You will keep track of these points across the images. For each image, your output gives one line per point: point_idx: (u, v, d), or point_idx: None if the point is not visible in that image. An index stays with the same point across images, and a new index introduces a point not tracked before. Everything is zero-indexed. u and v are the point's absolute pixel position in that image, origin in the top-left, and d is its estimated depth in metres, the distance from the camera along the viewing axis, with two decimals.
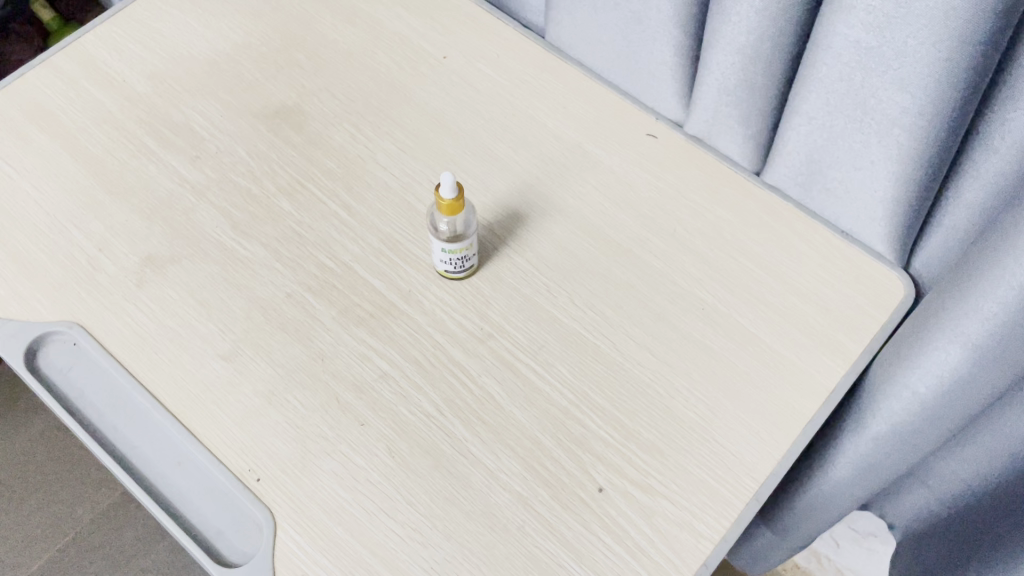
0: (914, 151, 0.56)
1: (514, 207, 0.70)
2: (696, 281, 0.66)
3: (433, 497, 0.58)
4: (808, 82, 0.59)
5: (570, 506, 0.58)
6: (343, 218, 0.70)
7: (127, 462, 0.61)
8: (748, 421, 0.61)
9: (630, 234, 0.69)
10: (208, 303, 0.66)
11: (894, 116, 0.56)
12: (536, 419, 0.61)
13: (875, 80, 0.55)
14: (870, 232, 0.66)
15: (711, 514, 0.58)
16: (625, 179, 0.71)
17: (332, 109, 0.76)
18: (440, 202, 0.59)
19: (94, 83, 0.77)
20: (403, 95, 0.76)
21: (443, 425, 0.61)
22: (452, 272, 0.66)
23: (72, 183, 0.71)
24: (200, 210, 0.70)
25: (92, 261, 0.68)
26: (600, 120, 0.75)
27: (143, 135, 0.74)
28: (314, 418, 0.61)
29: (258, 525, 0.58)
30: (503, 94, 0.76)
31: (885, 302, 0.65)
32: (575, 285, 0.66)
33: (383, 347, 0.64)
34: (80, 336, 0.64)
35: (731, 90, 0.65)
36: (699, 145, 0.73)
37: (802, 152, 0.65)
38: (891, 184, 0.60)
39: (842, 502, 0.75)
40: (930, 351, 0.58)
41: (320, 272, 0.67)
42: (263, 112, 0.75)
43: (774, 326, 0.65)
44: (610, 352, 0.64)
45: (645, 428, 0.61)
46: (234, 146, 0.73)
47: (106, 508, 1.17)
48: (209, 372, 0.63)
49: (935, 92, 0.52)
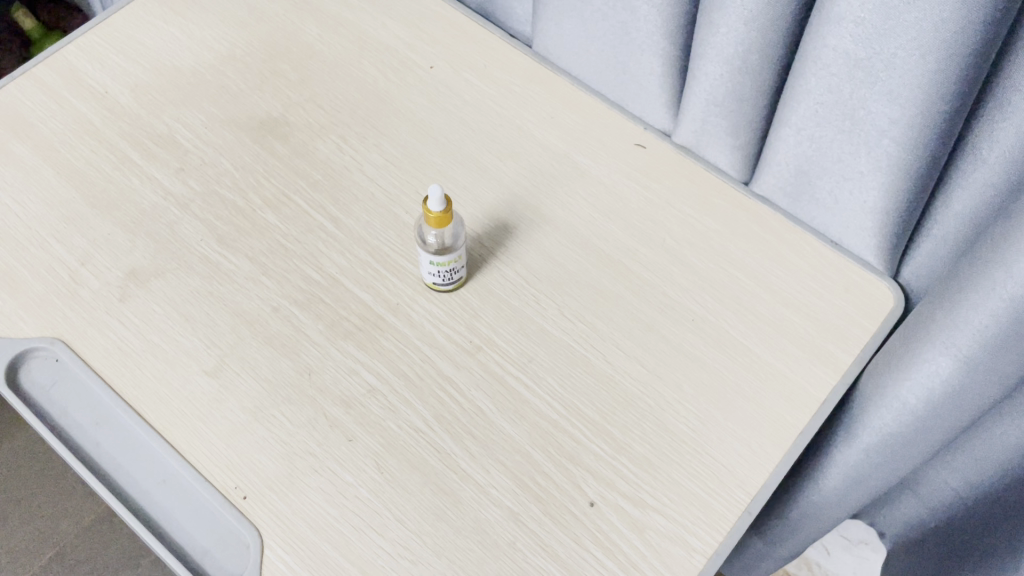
0: (904, 162, 0.56)
1: (502, 218, 0.70)
2: (686, 292, 0.66)
3: (423, 513, 0.58)
4: (799, 93, 0.58)
5: (562, 521, 0.58)
6: (329, 230, 0.69)
7: (112, 481, 0.60)
8: (740, 433, 0.61)
9: (619, 244, 0.68)
10: (192, 318, 0.65)
11: (883, 127, 0.55)
12: (526, 433, 0.61)
13: (864, 92, 0.55)
14: (860, 242, 0.66)
15: (704, 528, 0.57)
16: (614, 189, 0.71)
17: (318, 120, 0.75)
18: (429, 212, 0.59)
19: (76, 94, 0.76)
20: (390, 105, 0.76)
21: (432, 440, 0.60)
22: (441, 284, 0.65)
23: (55, 197, 0.70)
24: (184, 224, 0.69)
25: (74, 276, 0.67)
26: (589, 129, 0.74)
27: (126, 146, 0.73)
28: (301, 434, 0.60)
29: (244, 543, 0.57)
30: (490, 104, 0.76)
31: (875, 312, 0.65)
32: (565, 295, 0.66)
33: (371, 360, 0.63)
34: (62, 352, 0.63)
35: (720, 101, 0.65)
36: (687, 155, 0.72)
37: (791, 162, 0.64)
38: (879, 193, 0.60)
39: (833, 512, 0.75)
40: (920, 362, 0.57)
41: (307, 285, 0.66)
42: (248, 123, 0.75)
43: (765, 337, 0.64)
44: (600, 364, 0.63)
45: (636, 441, 0.60)
46: (219, 158, 0.73)
47: (92, 521, 1.16)
48: (194, 388, 0.62)
49: (924, 103, 0.52)
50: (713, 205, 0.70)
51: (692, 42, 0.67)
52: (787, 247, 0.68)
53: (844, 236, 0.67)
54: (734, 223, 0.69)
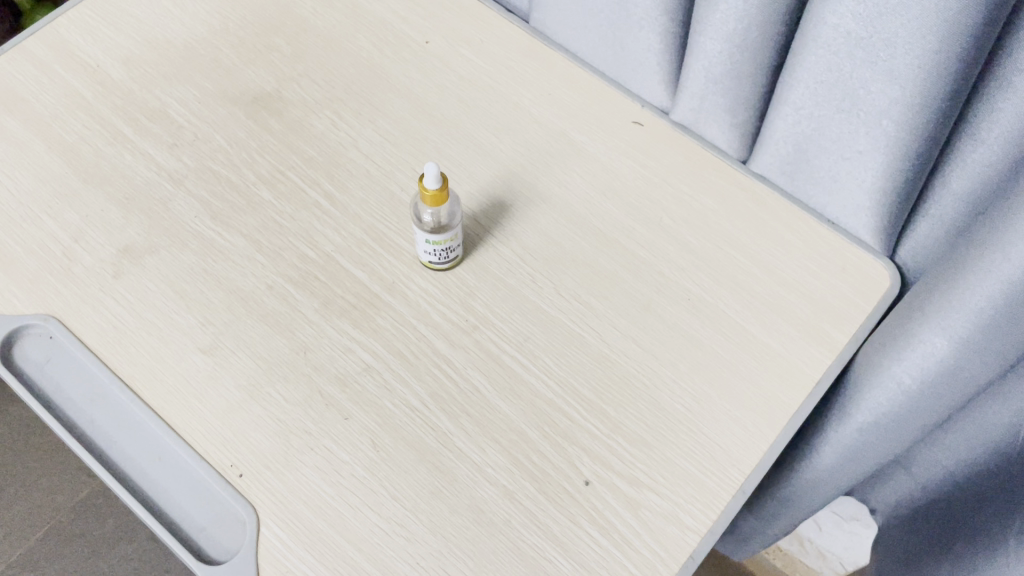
0: (903, 142, 0.56)
1: (498, 195, 0.69)
2: (682, 271, 0.66)
3: (418, 492, 0.58)
4: (801, 73, 0.58)
5: (557, 499, 0.58)
6: (324, 207, 0.68)
7: (107, 458, 0.60)
8: (734, 412, 0.61)
9: (616, 223, 0.68)
10: (187, 295, 0.64)
11: (883, 110, 0.55)
12: (522, 412, 0.61)
13: (864, 71, 0.54)
14: (859, 222, 0.66)
15: (698, 506, 0.58)
16: (611, 167, 0.71)
17: (313, 96, 0.74)
18: (423, 189, 0.58)
19: (68, 68, 0.75)
20: (385, 80, 0.75)
21: (428, 419, 0.60)
22: (436, 263, 0.65)
23: (47, 172, 0.70)
24: (178, 200, 0.68)
25: (67, 252, 0.66)
26: (586, 107, 0.74)
27: (119, 121, 0.72)
28: (297, 412, 0.60)
29: (240, 520, 0.58)
30: (486, 80, 0.75)
31: (870, 292, 0.65)
32: (561, 274, 0.66)
33: (367, 339, 0.63)
34: (55, 329, 0.63)
35: (718, 79, 0.64)
36: (684, 133, 0.72)
37: (789, 141, 0.64)
38: (877, 174, 0.60)
39: (825, 489, 0.75)
40: (916, 343, 0.57)
41: (302, 263, 0.66)
42: (241, 98, 0.74)
43: (760, 316, 0.64)
44: (596, 344, 0.63)
45: (631, 420, 0.60)
46: (212, 133, 0.72)
47: (87, 495, 1.16)
48: (188, 366, 0.62)
49: (924, 83, 0.51)
50: (709, 183, 0.70)
51: (691, 19, 0.66)
52: (784, 226, 0.68)
53: (840, 213, 0.67)
54: (731, 200, 0.69)
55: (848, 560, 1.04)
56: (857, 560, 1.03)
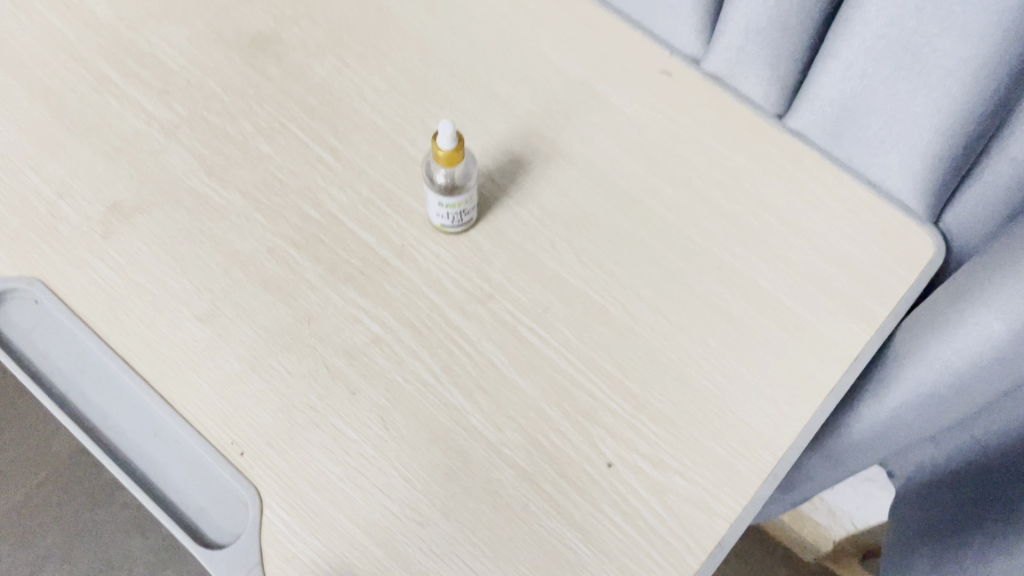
0: (969, 103, 0.51)
1: (515, 152, 0.64)
2: (712, 238, 0.62)
3: (431, 473, 0.54)
4: (855, 31, 0.53)
5: (578, 483, 0.54)
6: (327, 162, 0.63)
7: (97, 432, 0.56)
8: (766, 390, 0.57)
9: (642, 183, 0.63)
10: (181, 258, 0.60)
11: (946, 75, 0.50)
12: (540, 388, 0.57)
13: (931, 25, 0.49)
14: (906, 187, 0.61)
15: (727, 491, 0.54)
16: (637, 121, 0.65)
17: (314, 39, 0.68)
18: (438, 150, 0.53)
19: (48, 5, 0.69)
20: (392, 22, 0.69)
21: (441, 395, 0.57)
22: (447, 226, 0.60)
23: (28, 120, 0.64)
24: (170, 153, 0.64)
25: (52, 210, 0.62)
26: (610, 55, 0.68)
27: (105, 65, 0.67)
28: (301, 386, 0.56)
29: (242, 501, 0.54)
30: (502, 24, 0.69)
31: (913, 262, 0.61)
32: (583, 239, 0.61)
33: (375, 307, 0.59)
34: (41, 293, 0.58)
35: (761, 28, 0.59)
36: (717, 85, 0.67)
37: (836, 100, 0.59)
38: (932, 142, 0.55)
39: (847, 464, 0.72)
40: (971, 323, 0.53)
41: (305, 224, 0.61)
42: (237, 41, 0.68)
43: (795, 287, 0.60)
44: (621, 315, 0.59)
45: (657, 398, 0.57)
46: (205, 79, 0.66)
47: None
48: (184, 335, 0.58)
49: (1002, 40, 0.46)
50: (743, 141, 0.65)
51: None
52: (823, 190, 0.63)
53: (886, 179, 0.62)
54: (767, 161, 0.64)
55: (859, 519, 1.03)
56: (869, 519, 1.01)
